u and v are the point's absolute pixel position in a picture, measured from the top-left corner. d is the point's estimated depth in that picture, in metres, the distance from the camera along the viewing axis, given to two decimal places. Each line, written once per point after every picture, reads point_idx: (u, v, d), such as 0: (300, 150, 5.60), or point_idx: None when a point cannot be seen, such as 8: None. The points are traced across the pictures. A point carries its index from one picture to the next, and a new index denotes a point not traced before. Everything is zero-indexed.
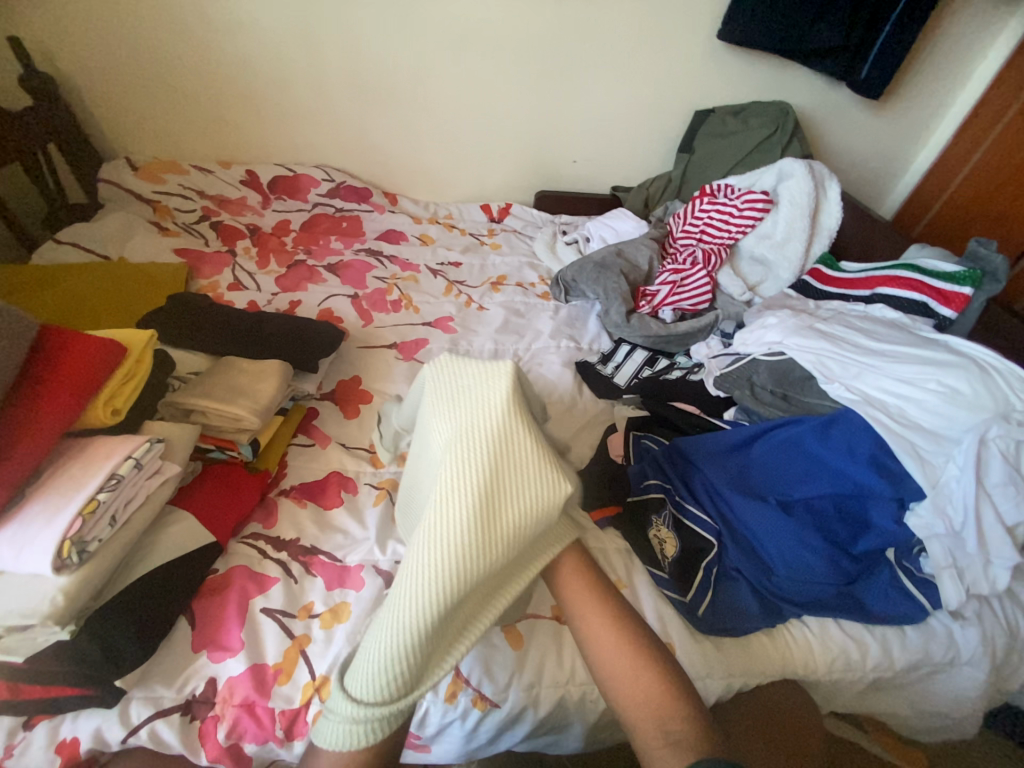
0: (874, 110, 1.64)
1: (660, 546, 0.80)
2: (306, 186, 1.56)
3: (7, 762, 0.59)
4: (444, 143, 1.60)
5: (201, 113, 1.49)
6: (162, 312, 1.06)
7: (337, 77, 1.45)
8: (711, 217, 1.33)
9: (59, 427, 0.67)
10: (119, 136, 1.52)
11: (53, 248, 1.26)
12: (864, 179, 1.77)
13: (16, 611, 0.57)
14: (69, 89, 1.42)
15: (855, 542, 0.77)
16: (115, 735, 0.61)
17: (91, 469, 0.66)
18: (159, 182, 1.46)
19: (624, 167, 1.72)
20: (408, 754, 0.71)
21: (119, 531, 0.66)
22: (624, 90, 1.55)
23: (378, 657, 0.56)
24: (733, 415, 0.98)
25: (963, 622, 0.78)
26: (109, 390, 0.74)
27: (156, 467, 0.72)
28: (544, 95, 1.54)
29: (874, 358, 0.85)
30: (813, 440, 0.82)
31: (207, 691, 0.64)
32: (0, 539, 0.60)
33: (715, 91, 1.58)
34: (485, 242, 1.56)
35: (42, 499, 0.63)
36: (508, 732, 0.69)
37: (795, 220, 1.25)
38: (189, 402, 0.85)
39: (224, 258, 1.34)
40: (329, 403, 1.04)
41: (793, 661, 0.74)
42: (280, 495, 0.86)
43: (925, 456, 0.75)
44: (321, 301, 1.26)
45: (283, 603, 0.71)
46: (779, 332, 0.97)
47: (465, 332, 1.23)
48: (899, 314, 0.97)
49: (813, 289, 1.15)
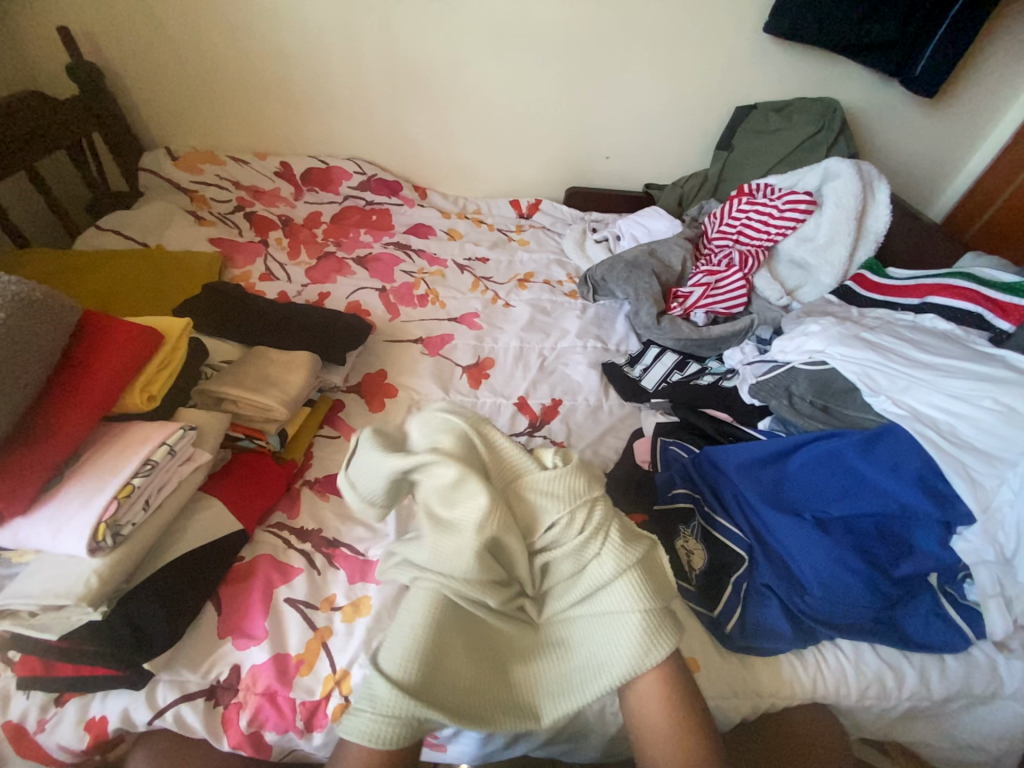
0: (928, 108, 1.55)
1: (687, 558, 0.78)
2: (338, 179, 1.57)
3: (39, 735, 0.61)
4: (476, 137, 1.59)
5: (238, 104, 1.51)
6: (195, 300, 1.08)
7: (372, 68, 1.45)
8: (749, 218, 1.28)
9: (96, 412, 0.69)
10: (159, 126, 1.55)
11: (95, 235, 1.30)
12: (914, 180, 1.68)
13: (52, 590, 0.59)
14: (114, 79, 1.45)
15: (897, 565, 0.73)
16: (141, 716, 0.62)
17: (126, 454, 0.67)
18: (197, 172, 1.49)
19: (659, 164, 1.67)
20: (423, 752, 0.71)
21: (150, 516, 0.67)
22: (663, 83, 1.51)
23: (426, 660, 0.58)
24: (768, 426, 0.94)
25: (1009, 654, 0.73)
26: (145, 377, 0.76)
27: (188, 454, 0.73)
28: (579, 88, 1.51)
29: (925, 372, 0.80)
30: (856, 454, 0.78)
31: (230, 678, 0.65)
32: (40, 518, 0.62)
33: (757, 86, 1.52)
34: (513, 238, 1.54)
35: (79, 481, 0.64)
36: (525, 737, 0.68)
37: (840, 223, 1.19)
38: (219, 391, 0.86)
39: (256, 248, 1.36)
40: (355, 396, 1.04)
41: (823, 686, 0.71)
42: (304, 487, 0.86)
43: (977, 478, 0.70)
44: (349, 293, 1.27)
45: (305, 595, 0.72)
46: (821, 340, 0.92)
47: (491, 329, 1.22)
48: (950, 326, 0.92)
49: (857, 295, 1.09)
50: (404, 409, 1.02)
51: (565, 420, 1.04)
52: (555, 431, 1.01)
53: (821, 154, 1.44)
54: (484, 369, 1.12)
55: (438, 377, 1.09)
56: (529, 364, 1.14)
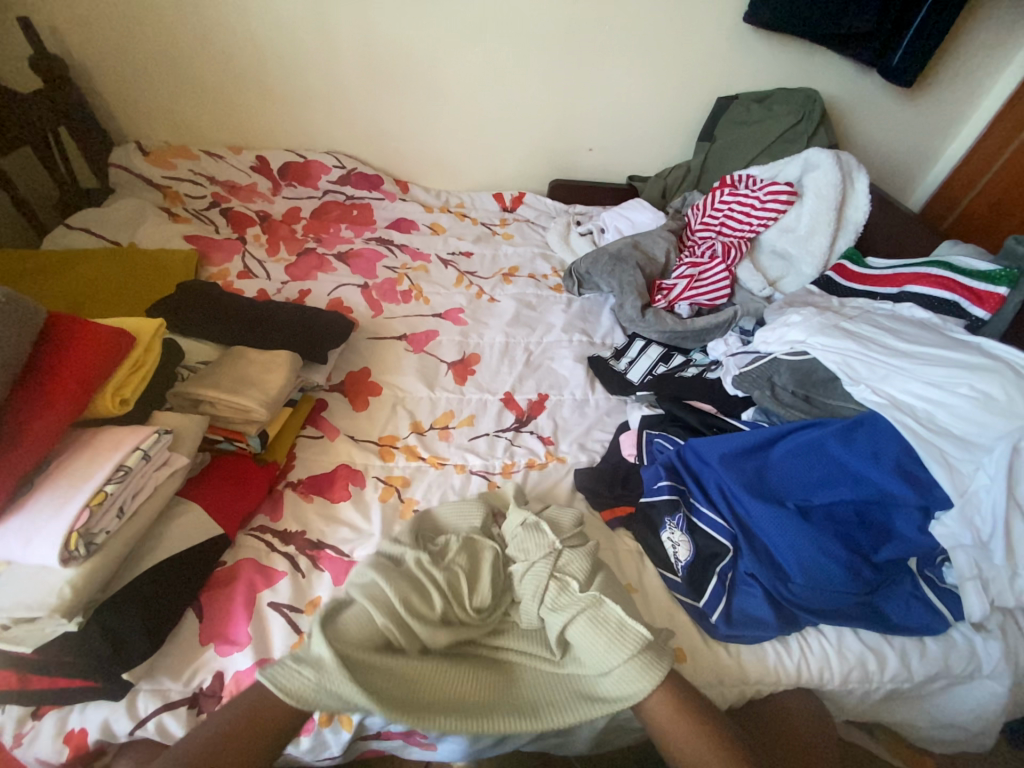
0: (906, 98, 1.56)
1: (673, 550, 0.79)
2: (317, 173, 1.54)
3: (16, 750, 0.59)
4: (458, 130, 1.56)
5: (211, 96, 1.46)
6: (170, 300, 1.05)
7: (349, 59, 1.41)
8: (731, 209, 1.28)
9: (66, 418, 0.66)
10: (129, 120, 1.49)
11: (64, 233, 1.25)
12: (893, 170, 1.70)
13: (24, 602, 0.57)
14: (78, 71, 1.40)
15: (877, 551, 0.75)
16: (122, 727, 0.61)
17: (98, 460, 0.65)
18: (170, 167, 1.44)
19: (642, 156, 1.66)
20: (414, 750, 0.71)
21: (126, 524, 0.65)
22: (644, 74, 1.50)
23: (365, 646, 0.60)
24: (751, 415, 0.95)
25: (986, 634, 0.75)
26: (116, 380, 0.74)
27: (164, 459, 0.71)
28: (561, 80, 1.49)
29: (903, 360, 0.81)
30: (837, 443, 0.79)
31: (213, 685, 0.64)
32: (9, 528, 0.60)
33: (738, 76, 1.52)
34: (497, 232, 1.53)
35: (49, 490, 0.62)
36: (515, 733, 0.68)
37: (820, 213, 1.20)
38: (196, 392, 0.84)
39: (234, 245, 1.33)
40: (338, 395, 1.02)
41: (808, 671, 0.72)
42: (287, 488, 0.85)
43: (954, 463, 0.72)
44: (331, 290, 1.24)
45: (290, 598, 0.71)
46: (802, 331, 0.93)
47: (476, 324, 1.21)
48: (928, 314, 0.93)
49: (838, 285, 1.10)
50: (388, 407, 1.01)
51: (552, 415, 1.04)
52: (541, 426, 1.01)
53: (802, 144, 1.44)
54: (470, 365, 1.11)
55: (423, 374, 1.08)
56: (515, 359, 1.14)
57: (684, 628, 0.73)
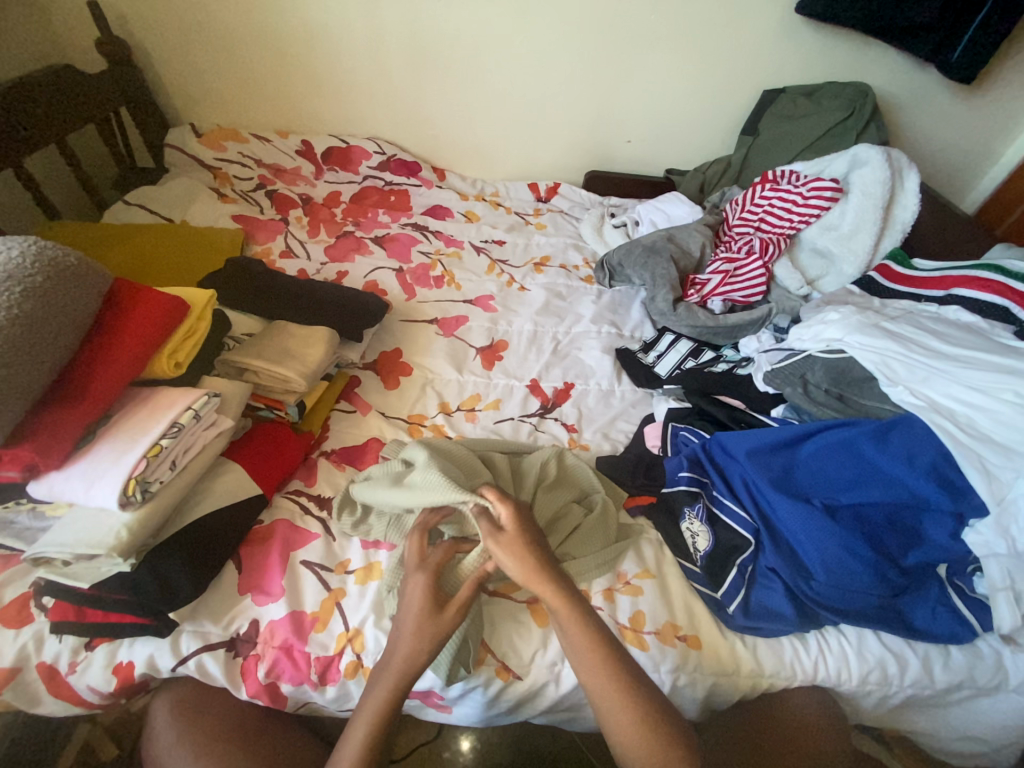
0: (966, 94, 1.49)
1: (692, 540, 0.80)
2: (358, 158, 1.58)
3: (70, 676, 0.66)
4: (496, 119, 1.58)
5: (261, 80, 1.51)
6: (220, 274, 1.11)
7: (393, 46, 1.44)
8: (772, 205, 1.26)
9: (126, 375, 0.71)
10: (185, 102, 1.56)
11: (122, 209, 1.33)
12: (946, 171, 1.62)
13: (86, 540, 0.62)
14: (140, 54, 1.47)
15: (905, 554, 0.74)
16: (166, 662, 0.66)
17: (155, 416, 0.70)
18: (220, 149, 1.51)
19: (682, 149, 1.64)
20: (429, 711, 0.74)
21: (176, 476, 0.70)
22: (688, 64, 1.47)
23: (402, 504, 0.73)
24: (782, 413, 0.93)
25: (1015, 647, 0.73)
26: (172, 344, 0.78)
27: (212, 420, 0.75)
28: (602, 71, 1.48)
29: (946, 363, 0.79)
30: (870, 445, 0.77)
31: (250, 631, 0.68)
32: (74, 473, 0.65)
33: (786, 68, 1.48)
34: (530, 222, 1.54)
35: (110, 440, 0.67)
36: (528, 705, 0.71)
37: (866, 211, 1.17)
38: (241, 361, 0.88)
39: (277, 225, 1.38)
40: (371, 372, 1.06)
41: (824, 670, 0.72)
42: (321, 457, 0.89)
43: (993, 470, 0.70)
44: (367, 272, 1.28)
45: (321, 558, 0.75)
46: (840, 329, 0.91)
47: (505, 311, 1.23)
48: (975, 319, 0.89)
49: (880, 286, 1.06)
50: (418, 386, 1.04)
51: (577, 403, 1.05)
52: (566, 413, 1.03)
53: (850, 140, 1.40)
54: (498, 351, 1.13)
55: (453, 357, 1.10)
56: (543, 347, 1.15)
57: (702, 616, 0.74)
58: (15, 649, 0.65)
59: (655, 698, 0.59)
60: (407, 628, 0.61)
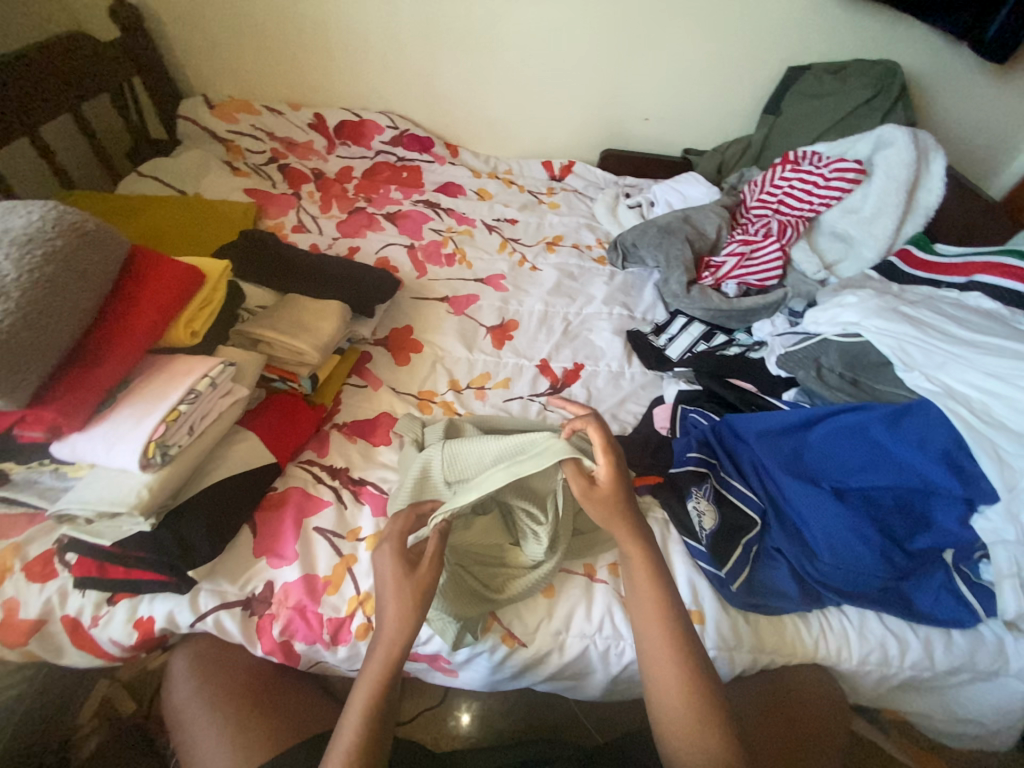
0: (1001, 71, 1.43)
1: (698, 518, 0.79)
2: (371, 132, 1.56)
3: (93, 629, 0.69)
4: (511, 94, 1.54)
5: (274, 51, 1.49)
6: (232, 247, 1.11)
7: (407, 16, 1.40)
8: (792, 186, 1.23)
9: (144, 341, 0.72)
10: (198, 72, 1.55)
11: (136, 181, 1.33)
12: (973, 155, 1.57)
13: (108, 498, 0.64)
14: (152, 20, 1.44)
15: (912, 538, 0.74)
16: (185, 618, 0.69)
17: (172, 381, 0.71)
18: (233, 121, 1.50)
19: (702, 128, 1.60)
20: (436, 675, 0.77)
21: (194, 441, 0.72)
22: (711, 39, 1.42)
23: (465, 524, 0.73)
24: (792, 397, 0.93)
25: (1017, 633, 0.74)
26: (188, 312, 0.79)
27: (227, 388, 0.76)
28: (621, 44, 1.44)
29: (962, 349, 0.78)
30: (882, 429, 0.76)
31: (264, 592, 0.70)
32: (96, 434, 0.67)
33: (812, 45, 1.43)
34: (544, 201, 1.52)
35: (129, 403, 0.69)
36: (531, 671, 0.73)
37: (889, 195, 1.14)
38: (256, 332, 0.89)
39: (289, 200, 1.38)
40: (382, 348, 1.06)
41: (824, 649, 0.74)
42: (333, 429, 0.91)
43: (1006, 457, 0.69)
44: (379, 249, 1.28)
45: (333, 525, 0.76)
46: (857, 313, 0.90)
47: (517, 291, 1.22)
48: (995, 306, 0.88)
49: (900, 271, 1.04)
50: (428, 363, 1.04)
51: (586, 384, 1.05)
52: (576, 393, 1.03)
53: (876, 120, 1.36)
54: (508, 331, 1.13)
55: (463, 335, 1.10)
56: (553, 328, 1.15)
57: (705, 592, 0.75)
58: (41, 602, 0.67)
59: (653, 666, 0.61)
60: (386, 602, 0.61)
